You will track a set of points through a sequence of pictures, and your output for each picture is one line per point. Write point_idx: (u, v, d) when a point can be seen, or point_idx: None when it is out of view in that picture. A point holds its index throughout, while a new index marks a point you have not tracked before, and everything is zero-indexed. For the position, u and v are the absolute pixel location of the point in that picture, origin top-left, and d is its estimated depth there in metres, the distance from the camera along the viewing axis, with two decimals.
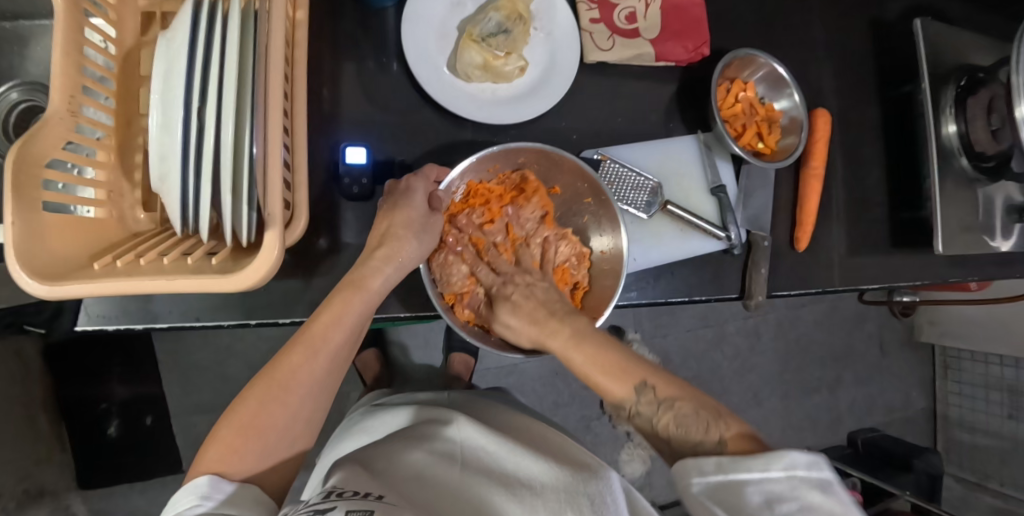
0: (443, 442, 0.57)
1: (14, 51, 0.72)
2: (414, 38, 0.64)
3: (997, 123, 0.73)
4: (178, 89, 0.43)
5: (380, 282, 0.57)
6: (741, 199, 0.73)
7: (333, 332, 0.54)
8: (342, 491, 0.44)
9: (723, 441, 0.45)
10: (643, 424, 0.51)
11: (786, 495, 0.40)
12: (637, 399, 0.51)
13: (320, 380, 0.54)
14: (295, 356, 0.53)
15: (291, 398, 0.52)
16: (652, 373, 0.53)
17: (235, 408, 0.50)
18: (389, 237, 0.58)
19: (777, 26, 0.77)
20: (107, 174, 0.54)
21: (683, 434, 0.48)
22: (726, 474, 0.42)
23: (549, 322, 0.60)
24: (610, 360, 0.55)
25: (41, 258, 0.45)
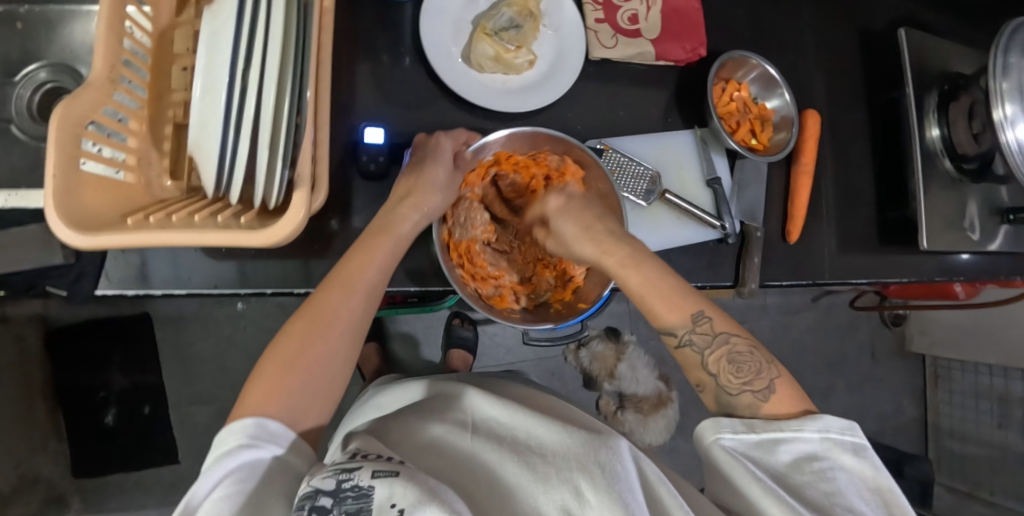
0: (458, 414, 0.60)
1: (41, 34, 0.75)
2: (431, 29, 0.68)
3: (978, 128, 0.78)
4: (223, 57, 0.46)
5: (408, 228, 0.62)
6: (735, 191, 0.77)
7: (368, 272, 0.58)
8: (367, 453, 0.45)
9: (771, 392, 0.52)
10: (691, 352, 0.55)
11: (816, 454, 0.48)
12: (692, 329, 0.55)
13: (361, 320, 0.57)
14: (331, 293, 0.56)
15: (330, 334, 0.54)
16: (706, 305, 0.57)
17: (277, 345, 0.53)
18: (415, 187, 0.63)
19: (770, 32, 0.82)
20: (137, 142, 0.58)
21: (735, 366, 0.53)
22: (759, 434, 0.50)
23: (605, 242, 0.62)
24: (667, 287, 0.58)
25: (78, 211, 0.49)
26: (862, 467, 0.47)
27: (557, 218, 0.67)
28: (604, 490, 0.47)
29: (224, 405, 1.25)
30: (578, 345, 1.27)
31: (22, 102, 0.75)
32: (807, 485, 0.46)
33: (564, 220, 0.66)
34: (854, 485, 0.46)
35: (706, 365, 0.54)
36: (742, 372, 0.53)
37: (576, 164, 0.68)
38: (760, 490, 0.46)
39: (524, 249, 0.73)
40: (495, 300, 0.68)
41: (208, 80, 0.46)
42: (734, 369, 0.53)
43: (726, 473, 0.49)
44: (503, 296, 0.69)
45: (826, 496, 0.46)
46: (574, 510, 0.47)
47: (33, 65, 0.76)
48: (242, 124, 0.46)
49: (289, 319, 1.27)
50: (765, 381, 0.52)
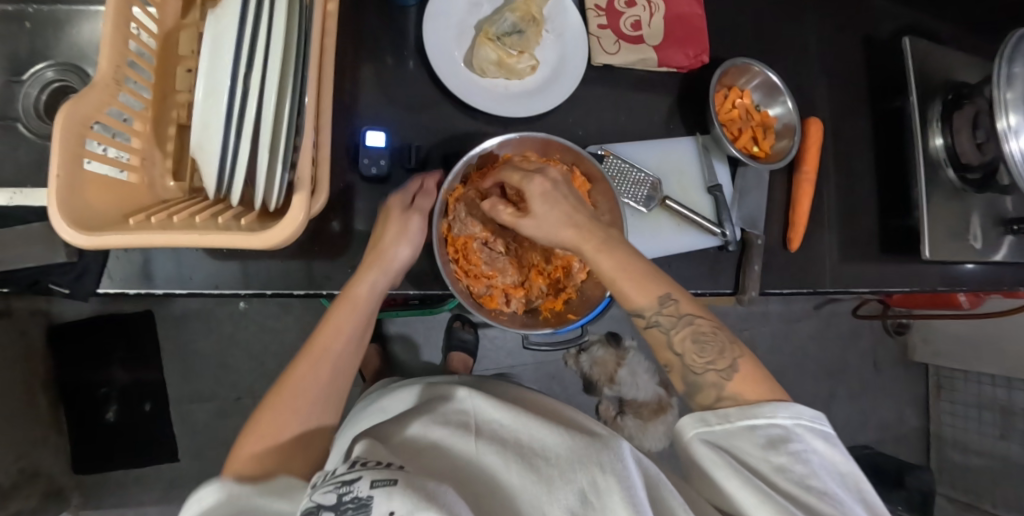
0: (453, 413, 0.59)
1: (50, 34, 0.76)
2: (435, 33, 0.68)
3: (983, 137, 0.78)
4: (226, 61, 0.46)
5: (371, 290, 0.62)
6: (736, 199, 0.77)
7: (335, 343, 0.60)
8: (366, 460, 0.45)
9: (735, 368, 0.53)
10: (657, 332, 0.56)
11: (790, 438, 0.48)
12: (658, 309, 0.56)
13: (333, 385, 0.59)
14: (303, 365, 0.59)
15: (300, 405, 0.57)
16: (674, 287, 0.57)
17: (254, 419, 0.56)
18: (378, 250, 0.62)
19: (773, 40, 0.82)
20: (142, 142, 0.58)
21: (698, 345, 0.55)
22: (733, 423, 0.50)
23: (584, 224, 0.59)
24: (637, 268, 0.57)
25: (83, 210, 0.50)
26: (832, 451, 0.48)
27: (537, 201, 0.59)
28: (608, 492, 0.48)
29: (224, 404, 1.25)
30: (579, 350, 1.27)
31: (29, 102, 0.76)
32: (783, 469, 0.47)
33: (547, 205, 0.59)
34: (826, 467, 0.47)
35: (671, 345, 0.56)
36: (705, 350, 0.54)
37: (584, 176, 0.68)
38: (737, 481, 0.47)
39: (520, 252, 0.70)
40: (485, 300, 0.67)
41: (210, 83, 0.46)
42: (698, 348, 0.55)
43: (705, 468, 0.49)
44: (493, 297, 0.68)
45: (801, 479, 0.46)
46: (579, 511, 0.47)
47: (40, 64, 0.76)
48: (243, 127, 0.47)
49: (291, 319, 1.28)
50: (729, 361, 0.54)
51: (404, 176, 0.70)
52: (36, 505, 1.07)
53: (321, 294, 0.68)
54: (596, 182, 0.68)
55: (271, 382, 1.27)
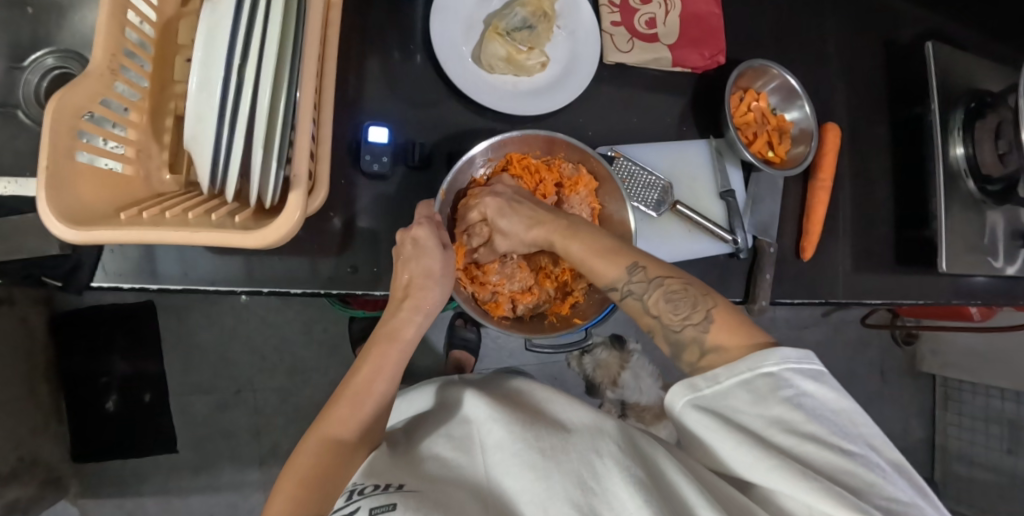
0: (457, 423, 0.59)
1: (52, 20, 0.74)
2: (442, 26, 0.66)
3: (1005, 148, 0.75)
4: (220, 51, 0.44)
5: (412, 331, 0.60)
6: (749, 205, 0.75)
7: (376, 384, 0.57)
8: (364, 487, 0.48)
9: (710, 317, 0.53)
10: (633, 300, 0.57)
11: (782, 385, 0.46)
12: (628, 279, 0.57)
13: (373, 428, 0.56)
14: (343, 406, 0.55)
15: (343, 449, 0.53)
16: (640, 256, 0.59)
17: (294, 463, 0.52)
18: (413, 287, 0.59)
19: (792, 41, 0.80)
20: (137, 134, 0.57)
21: (672, 306, 0.55)
22: (720, 383, 0.48)
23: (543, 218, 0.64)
24: (604, 245, 0.60)
25: (71, 203, 0.48)
26: (824, 390, 0.47)
27: (500, 218, 0.63)
28: (607, 477, 0.48)
29: (224, 397, 1.23)
30: (582, 352, 1.25)
31: (30, 89, 0.73)
32: (779, 420, 0.45)
33: (506, 219, 0.63)
34: (819, 410, 0.46)
35: (648, 309, 0.56)
36: (679, 309, 0.54)
37: (590, 174, 0.66)
38: (733, 442, 0.45)
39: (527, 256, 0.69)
40: (489, 306, 0.66)
41: (205, 75, 0.45)
42: (672, 307, 0.55)
43: (699, 433, 0.48)
44: (499, 304, 0.67)
45: (795, 426, 0.45)
46: (579, 497, 0.46)
47: (39, 51, 0.74)
48: (237, 121, 0.45)
49: (292, 313, 1.26)
50: (703, 314, 0.53)
51: (408, 173, 0.68)
52: (33, 493, 1.06)
53: (322, 292, 0.66)
54: (604, 181, 0.66)
55: (271, 376, 1.25)
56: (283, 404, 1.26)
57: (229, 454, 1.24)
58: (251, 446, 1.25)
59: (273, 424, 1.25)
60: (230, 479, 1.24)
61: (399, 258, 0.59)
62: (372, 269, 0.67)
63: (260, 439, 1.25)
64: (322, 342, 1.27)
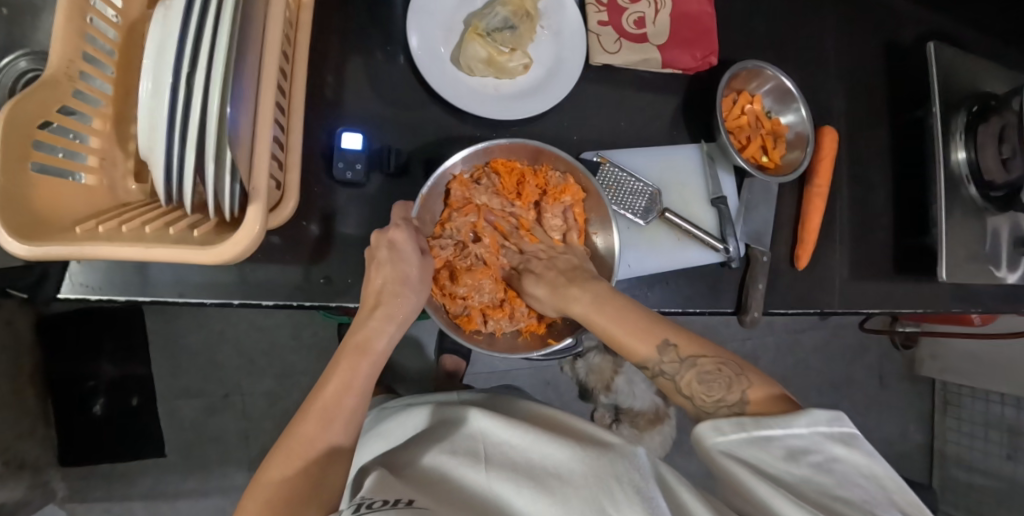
0: (462, 436, 0.58)
1: (26, 20, 0.71)
2: (420, 27, 0.63)
3: (1009, 152, 0.73)
4: (170, 57, 0.42)
5: (384, 342, 0.57)
6: (742, 212, 0.72)
7: (346, 397, 0.53)
8: (371, 502, 0.44)
9: (745, 400, 0.51)
10: (665, 381, 0.56)
11: (811, 448, 0.47)
12: (660, 358, 0.56)
13: (344, 448, 0.52)
14: (309, 425, 0.52)
15: (312, 468, 0.50)
16: (674, 331, 0.57)
17: (258, 483, 0.49)
18: (386, 294, 0.57)
19: (787, 41, 0.77)
20: (102, 142, 0.54)
21: (706, 388, 0.53)
22: (749, 432, 0.48)
23: (559, 287, 0.61)
24: (635, 321, 0.58)
25: (24, 218, 0.46)
26: (856, 456, 0.47)
27: (527, 283, 0.64)
28: (627, 505, 0.48)
29: (212, 401, 1.22)
30: (574, 358, 1.22)
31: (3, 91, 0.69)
32: (807, 481, 0.45)
33: (534, 284, 0.64)
34: (851, 475, 0.45)
35: (680, 390, 0.55)
36: (713, 390, 0.53)
37: (578, 186, 0.64)
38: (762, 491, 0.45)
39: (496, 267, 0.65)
40: (461, 320, 0.64)
41: (155, 82, 0.42)
42: (705, 388, 0.53)
43: (727, 479, 0.48)
44: (471, 317, 0.64)
45: (825, 489, 0.45)
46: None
47: (12, 54, 0.71)
48: (188, 130, 0.42)
49: (280, 317, 1.24)
50: (739, 394, 0.52)
51: (385, 180, 0.66)
52: (20, 498, 1.04)
53: (295, 304, 0.63)
54: (590, 194, 0.64)
55: (259, 379, 1.24)
56: (271, 408, 1.24)
57: (218, 458, 1.22)
58: (240, 449, 1.23)
59: (262, 428, 1.24)
60: (218, 483, 1.22)
61: (373, 263, 0.57)
62: (347, 281, 0.65)
63: (248, 443, 1.23)
64: (311, 346, 1.25)
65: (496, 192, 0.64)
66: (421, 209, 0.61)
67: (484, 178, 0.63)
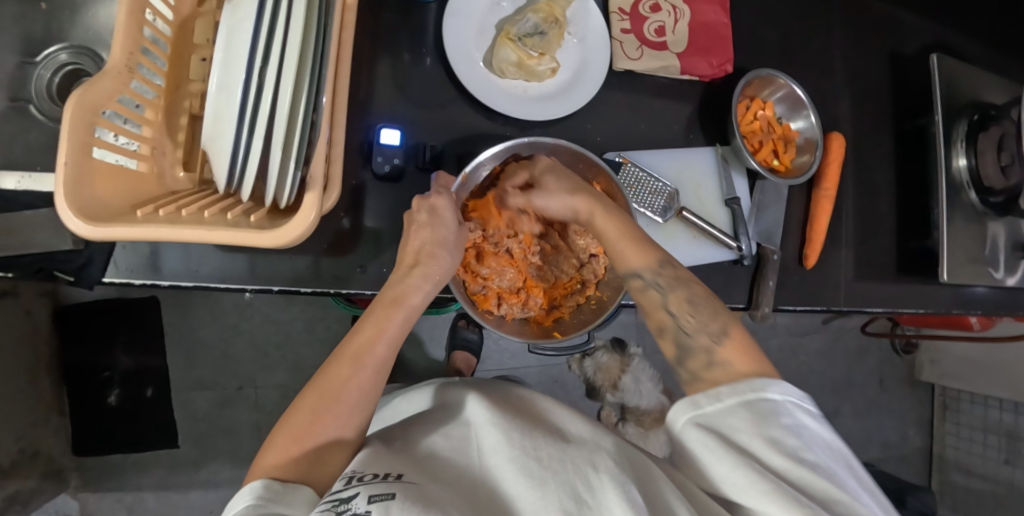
0: (458, 422, 0.58)
1: (66, 16, 0.72)
2: (454, 30, 0.67)
3: (1006, 161, 0.78)
4: (241, 53, 0.45)
5: (419, 298, 0.59)
6: (754, 212, 0.76)
7: (378, 346, 0.55)
8: (363, 475, 0.47)
9: (725, 333, 0.52)
10: (654, 293, 0.57)
11: (784, 412, 0.46)
12: (656, 272, 0.58)
13: (372, 394, 0.55)
14: (341, 366, 0.54)
15: (341, 409, 0.52)
16: (668, 256, 0.60)
17: (290, 417, 0.52)
18: (424, 255, 0.60)
19: (799, 51, 0.80)
20: (152, 131, 0.58)
21: (692, 307, 0.54)
22: (722, 402, 0.47)
23: (592, 195, 0.64)
24: (634, 234, 0.61)
25: (92, 204, 0.49)
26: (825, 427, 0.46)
27: (548, 176, 0.65)
28: (602, 491, 0.47)
29: (225, 393, 1.24)
30: (582, 355, 1.26)
31: (41, 84, 0.71)
32: (778, 444, 0.44)
33: (555, 177, 0.65)
34: (820, 444, 0.45)
35: (666, 305, 0.56)
36: (701, 314, 0.54)
37: (602, 190, 0.68)
38: (731, 462, 0.44)
39: (523, 261, 0.69)
40: (477, 298, 0.68)
41: (225, 76, 0.46)
42: (692, 310, 0.54)
43: (696, 453, 0.47)
44: (487, 298, 0.68)
45: (795, 454, 0.44)
46: (573, 510, 0.46)
47: (52, 47, 0.72)
48: (256, 122, 0.46)
49: (295, 311, 1.27)
50: (721, 326, 0.53)
51: (417, 175, 0.69)
52: (34, 486, 1.06)
53: (331, 292, 0.67)
54: (615, 199, 0.68)
55: (273, 373, 1.26)
56: (284, 401, 1.26)
57: (229, 451, 1.23)
58: (252, 442, 1.25)
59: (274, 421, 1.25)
60: (229, 475, 1.23)
61: (412, 226, 0.61)
62: (380, 270, 0.68)
63: (261, 436, 1.25)
64: (324, 341, 1.27)
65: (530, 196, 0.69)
66: (461, 187, 0.65)
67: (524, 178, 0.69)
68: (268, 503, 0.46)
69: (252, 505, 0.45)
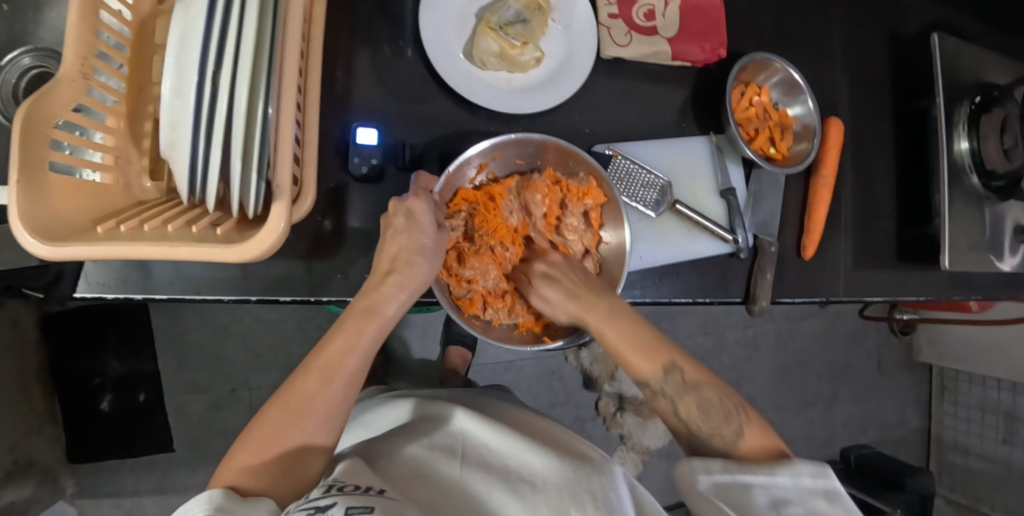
0: (442, 433, 0.57)
1: (28, 18, 0.68)
2: (432, 21, 0.64)
3: (1010, 142, 0.75)
4: (193, 57, 0.42)
5: (393, 308, 0.58)
6: (751, 202, 0.73)
7: (349, 359, 0.54)
8: (343, 485, 0.44)
9: (740, 436, 0.53)
10: (664, 402, 0.58)
11: (791, 499, 0.47)
12: (663, 379, 0.58)
13: (340, 407, 0.53)
14: (309, 381, 0.53)
15: (308, 424, 0.51)
16: (681, 357, 0.60)
17: (252, 430, 0.50)
18: (400, 263, 0.58)
19: (794, 32, 0.77)
20: (115, 139, 0.54)
21: (704, 414, 0.55)
22: (731, 475, 0.49)
23: (585, 298, 0.63)
24: (643, 338, 0.61)
25: (48, 220, 0.46)
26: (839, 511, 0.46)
27: (540, 283, 0.66)
28: None
29: (219, 396, 1.22)
30: (579, 347, 1.24)
31: (7, 90, 0.67)
32: None
33: (545, 284, 0.66)
34: None
35: (677, 414, 0.57)
36: (713, 419, 0.55)
37: (600, 187, 0.64)
38: None
39: (505, 258, 0.66)
40: (463, 302, 0.65)
41: (177, 81, 0.43)
42: (703, 415, 0.55)
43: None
44: (472, 301, 0.65)
45: None
46: None
47: (14, 51, 0.68)
48: (214, 130, 0.43)
49: (285, 311, 1.24)
50: (735, 426, 0.54)
51: (399, 175, 0.66)
52: (30, 496, 1.04)
53: (312, 300, 0.64)
54: (609, 201, 0.65)
55: (266, 374, 1.24)
56: None
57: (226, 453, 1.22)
58: None
59: None
60: None
61: (389, 230, 0.59)
62: (363, 275, 0.65)
63: None
64: (316, 340, 1.25)
65: (528, 203, 0.66)
66: (444, 187, 0.62)
67: (530, 213, 0.67)
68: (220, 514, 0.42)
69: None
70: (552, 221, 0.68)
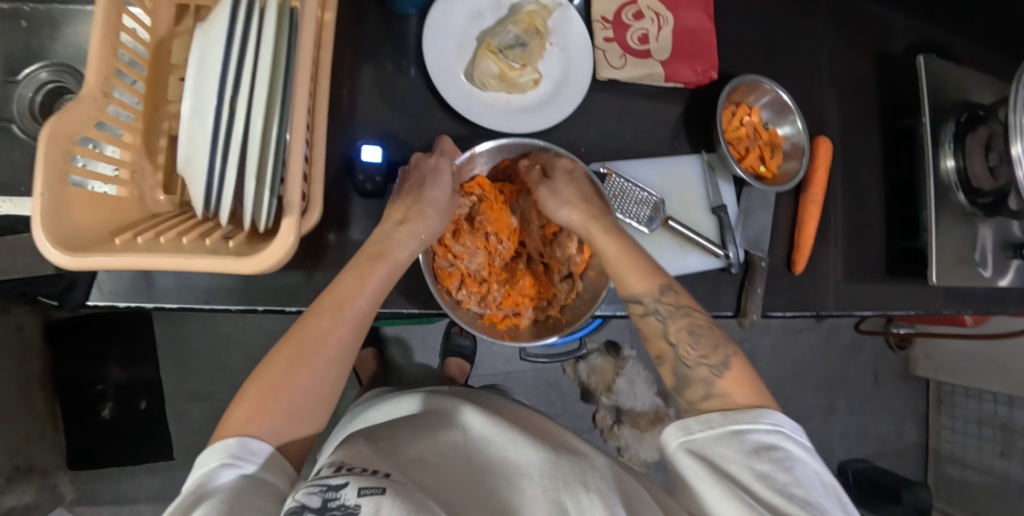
0: (444, 433, 0.58)
1: (45, 33, 0.71)
2: (435, 44, 0.67)
3: (994, 161, 0.78)
4: (212, 83, 0.45)
5: (404, 254, 0.61)
6: (742, 219, 0.75)
7: (359, 300, 0.56)
8: (352, 466, 0.46)
9: (724, 365, 0.55)
10: (654, 320, 0.60)
11: (774, 446, 0.49)
12: (657, 297, 0.60)
13: (349, 344, 0.56)
14: (320, 317, 0.55)
15: (317, 360, 0.53)
16: (674, 283, 0.62)
17: (266, 365, 0.52)
18: (413, 212, 0.62)
19: (784, 54, 0.80)
20: (131, 155, 0.57)
21: (693, 338, 0.57)
22: (716, 428, 0.51)
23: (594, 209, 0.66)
24: (642, 257, 0.63)
25: (68, 231, 0.48)
26: (814, 461, 0.49)
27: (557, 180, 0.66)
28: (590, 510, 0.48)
29: (220, 404, 1.24)
30: (577, 359, 1.26)
31: (23, 104, 0.70)
32: (766, 476, 0.46)
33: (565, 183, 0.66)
34: (812, 477, 0.47)
35: (668, 335, 0.58)
36: (700, 346, 0.57)
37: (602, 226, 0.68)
38: (722, 490, 0.46)
39: (496, 250, 0.69)
40: (441, 272, 0.67)
41: (197, 103, 0.46)
42: (692, 341, 0.57)
43: (686, 478, 0.49)
44: (450, 275, 0.67)
45: (784, 486, 0.46)
46: None
47: (31, 66, 0.71)
48: (230, 151, 0.46)
49: (287, 321, 1.26)
50: (721, 357, 0.56)
51: None
52: (31, 501, 1.05)
53: None
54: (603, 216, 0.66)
55: None
56: None
57: None
58: None
59: None
60: None
61: (406, 184, 0.64)
62: None
63: None
64: None
65: (529, 209, 0.71)
66: (465, 162, 0.67)
67: (530, 221, 0.72)
68: (249, 465, 0.46)
69: (243, 477, 0.45)
70: (548, 236, 0.73)
